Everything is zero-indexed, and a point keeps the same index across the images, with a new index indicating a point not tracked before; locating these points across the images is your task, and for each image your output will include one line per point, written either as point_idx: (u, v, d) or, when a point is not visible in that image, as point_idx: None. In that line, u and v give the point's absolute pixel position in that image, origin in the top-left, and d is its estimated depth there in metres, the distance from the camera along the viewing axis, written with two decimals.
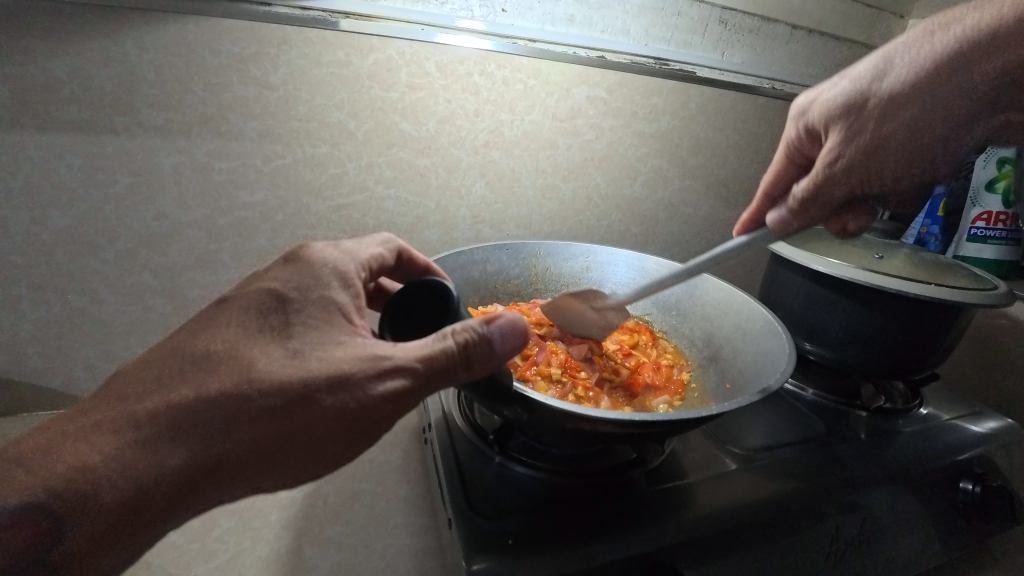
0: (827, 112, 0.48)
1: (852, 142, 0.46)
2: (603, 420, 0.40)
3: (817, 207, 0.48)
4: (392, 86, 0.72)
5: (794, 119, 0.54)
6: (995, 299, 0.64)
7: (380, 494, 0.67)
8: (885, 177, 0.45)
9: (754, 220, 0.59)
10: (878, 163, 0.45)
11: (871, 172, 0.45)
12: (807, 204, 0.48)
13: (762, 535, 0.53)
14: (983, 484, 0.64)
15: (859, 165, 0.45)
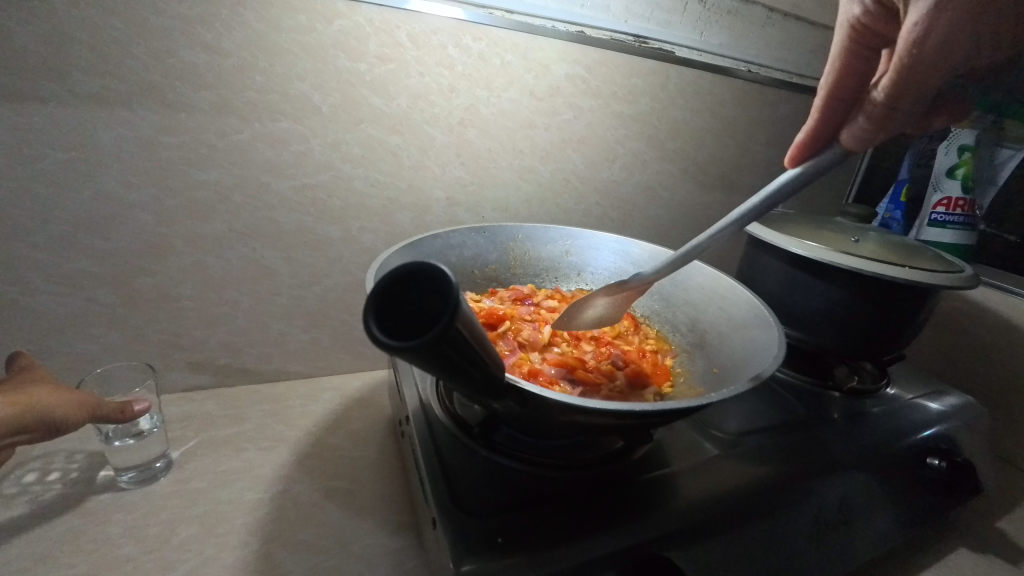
0: (915, 35, 0.38)
1: (925, 27, 0.38)
2: (602, 413, 0.38)
3: (898, 114, 0.43)
4: (361, 56, 0.67)
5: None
6: (964, 282, 0.65)
7: (355, 491, 0.63)
8: (938, 70, 0.40)
9: (812, 141, 0.50)
10: (940, 64, 0.39)
11: (947, 60, 0.39)
12: (886, 118, 0.44)
13: (749, 520, 0.53)
14: (949, 460, 0.66)
15: (928, 65, 0.39)
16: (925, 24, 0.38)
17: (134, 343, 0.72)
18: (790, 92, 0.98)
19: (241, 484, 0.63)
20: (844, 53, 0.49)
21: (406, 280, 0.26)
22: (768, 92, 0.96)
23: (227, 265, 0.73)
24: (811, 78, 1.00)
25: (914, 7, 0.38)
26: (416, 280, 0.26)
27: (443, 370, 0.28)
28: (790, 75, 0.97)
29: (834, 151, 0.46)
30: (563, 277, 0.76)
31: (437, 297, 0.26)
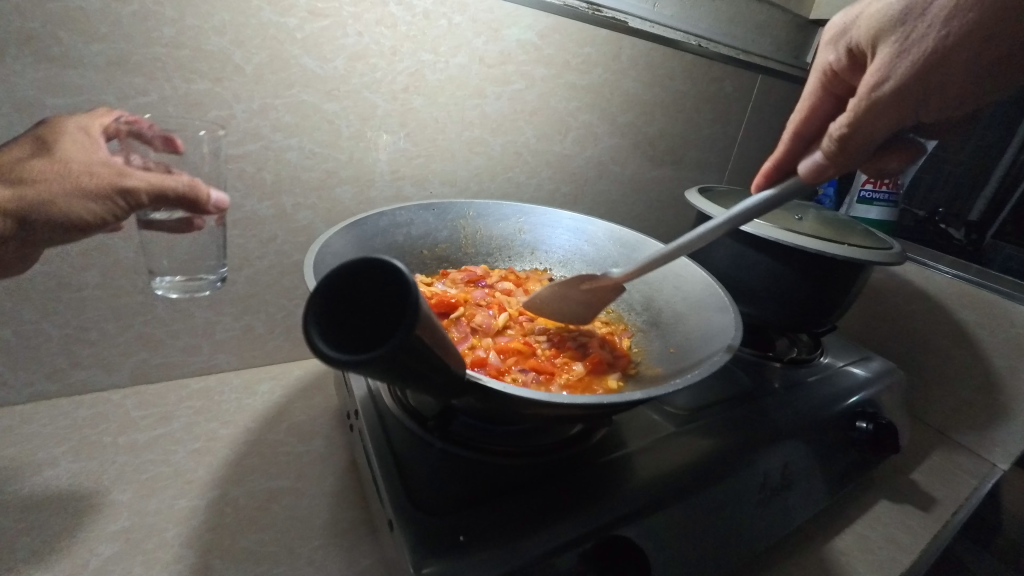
0: (888, 61, 0.38)
1: (896, 67, 0.38)
2: (568, 406, 0.37)
3: (854, 150, 0.41)
4: (289, 9, 0.59)
5: (830, 44, 0.47)
6: (893, 258, 0.69)
7: (302, 490, 0.59)
8: (931, 105, 0.38)
9: (777, 171, 0.52)
10: (933, 94, 0.37)
11: (931, 96, 0.37)
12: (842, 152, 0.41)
13: (705, 494, 0.54)
14: (875, 422, 0.72)
15: (921, 98, 0.38)
16: (889, 66, 0.38)
17: (29, 341, 0.62)
18: (736, 68, 0.99)
19: (171, 491, 0.57)
20: (812, 96, 0.49)
21: (353, 283, 0.24)
22: (715, 67, 0.96)
23: (139, 248, 0.64)
24: (755, 55, 1.01)
25: (882, 49, 0.39)
26: (365, 285, 0.24)
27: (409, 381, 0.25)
28: (736, 51, 0.98)
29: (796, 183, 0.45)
30: (516, 256, 0.73)
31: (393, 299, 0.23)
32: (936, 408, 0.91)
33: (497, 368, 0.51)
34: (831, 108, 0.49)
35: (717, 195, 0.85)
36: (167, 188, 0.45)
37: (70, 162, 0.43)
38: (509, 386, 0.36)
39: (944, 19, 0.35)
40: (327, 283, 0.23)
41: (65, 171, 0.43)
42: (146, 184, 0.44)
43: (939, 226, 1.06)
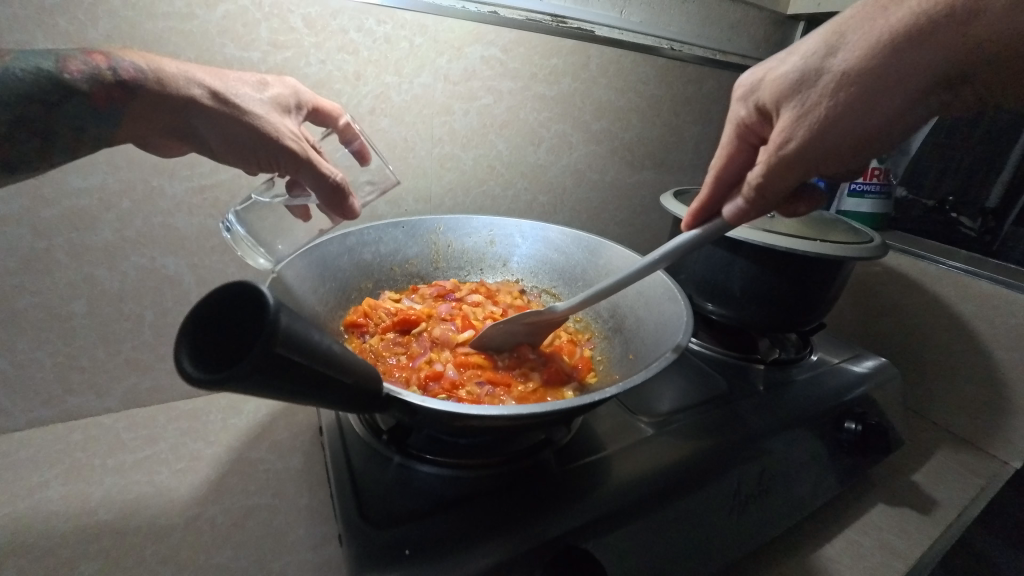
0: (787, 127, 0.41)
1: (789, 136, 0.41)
2: (492, 418, 0.37)
3: (772, 197, 0.44)
4: (251, 43, 0.62)
5: (741, 99, 0.48)
6: (872, 252, 0.67)
7: (277, 506, 0.61)
8: (825, 168, 0.41)
9: (705, 209, 0.52)
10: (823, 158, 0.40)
11: (832, 151, 0.40)
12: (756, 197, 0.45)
13: (672, 502, 0.53)
14: (864, 422, 0.69)
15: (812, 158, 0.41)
16: (790, 129, 0.41)
17: (25, 369, 0.66)
18: (713, 68, 0.99)
19: (153, 510, 0.59)
20: (729, 142, 0.49)
21: (222, 302, 0.23)
22: (691, 69, 0.96)
23: (123, 277, 0.67)
24: (732, 54, 1.00)
25: (783, 112, 0.41)
26: (233, 302, 0.23)
27: (294, 399, 0.25)
28: (712, 52, 0.97)
29: (720, 224, 0.49)
30: (488, 269, 0.74)
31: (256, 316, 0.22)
32: (940, 404, 0.88)
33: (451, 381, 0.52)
34: (747, 159, 0.49)
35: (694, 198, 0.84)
36: (323, 172, 0.50)
37: (260, 107, 0.50)
38: (429, 400, 0.36)
39: (832, 89, 0.38)
40: (196, 309, 0.22)
41: (254, 109, 0.49)
42: (311, 156, 0.50)
43: (948, 215, 1.00)
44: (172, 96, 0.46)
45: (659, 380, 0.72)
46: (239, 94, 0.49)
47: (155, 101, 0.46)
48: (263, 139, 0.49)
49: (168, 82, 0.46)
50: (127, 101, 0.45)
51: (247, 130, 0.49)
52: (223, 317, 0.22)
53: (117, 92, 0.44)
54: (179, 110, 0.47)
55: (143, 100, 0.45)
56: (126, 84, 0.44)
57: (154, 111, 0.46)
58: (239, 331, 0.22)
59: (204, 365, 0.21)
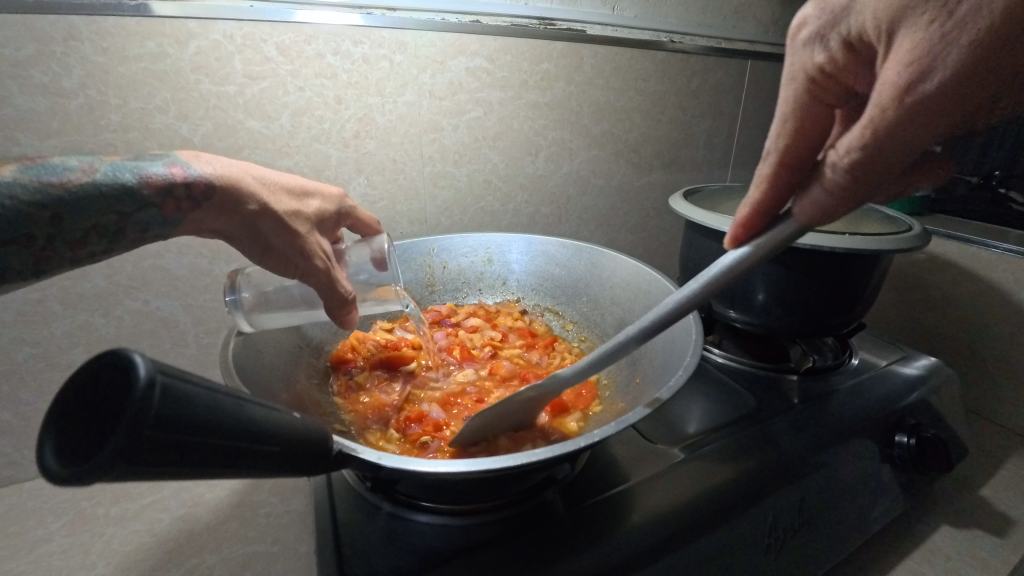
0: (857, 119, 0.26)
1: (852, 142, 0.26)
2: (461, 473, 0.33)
3: (874, 181, 0.27)
4: (226, 77, 0.61)
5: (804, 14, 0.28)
6: (910, 243, 0.60)
7: (276, 554, 0.57)
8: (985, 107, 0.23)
9: (761, 213, 0.34)
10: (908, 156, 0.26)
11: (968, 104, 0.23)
12: (853, 186, 0.28)
13: (692, 545, 0.47)
14: (917, 435, 0.61)
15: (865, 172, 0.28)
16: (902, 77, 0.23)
17: (30, 421, 0.66)
18: (719, 58, 0.93)
19: (150, 563, 0.57)
20: (794, 108, 0.30)
21: (97, 381, 0.20)
22: (694, 61, 0.90)
23: (118, 323, 0.66)
24: (738, 41, 0.95)
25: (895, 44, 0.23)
26: (105, 380, 0.20)
27: (199, 478, 0.22)
28: (715, 41, 0.92)
29: (792, 226, 0.32)
30: (487, 289, 0.70)
31: (124, 394, 0.19)
32: (1008, 404, 0.78)
33: (434, 423, 0.51)
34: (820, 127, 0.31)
35: (706, 197, 0.78)
36: (338, 290, 0.47)
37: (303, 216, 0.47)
38: (391, 456, 0.33)
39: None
40: (79, 380, 0.20)
41: (296, 224, 0.46)
42: (333, 272, 0.47)
43: (998, 190, 0.92)
44: (236, 209, 0.43)
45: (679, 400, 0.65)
46: (287, 206, 0.47)
47: (217, 211, 0.43)
48: (298, 254, 0.46)
49: (235, 195, 0.43)
50: (193, 210, 0.42)
51: (286, 245, 0.45)
52: (97, 398, 0.20)
53: (189, 203, 0.41)
54: (238, 221, 0.44)
55: (211, 209, 0.43)
56: (196, 194, 0.42)
57: (216, 220, 0.44)
58: (110, 411, 0.19)
59: (75, 456, 0.19)
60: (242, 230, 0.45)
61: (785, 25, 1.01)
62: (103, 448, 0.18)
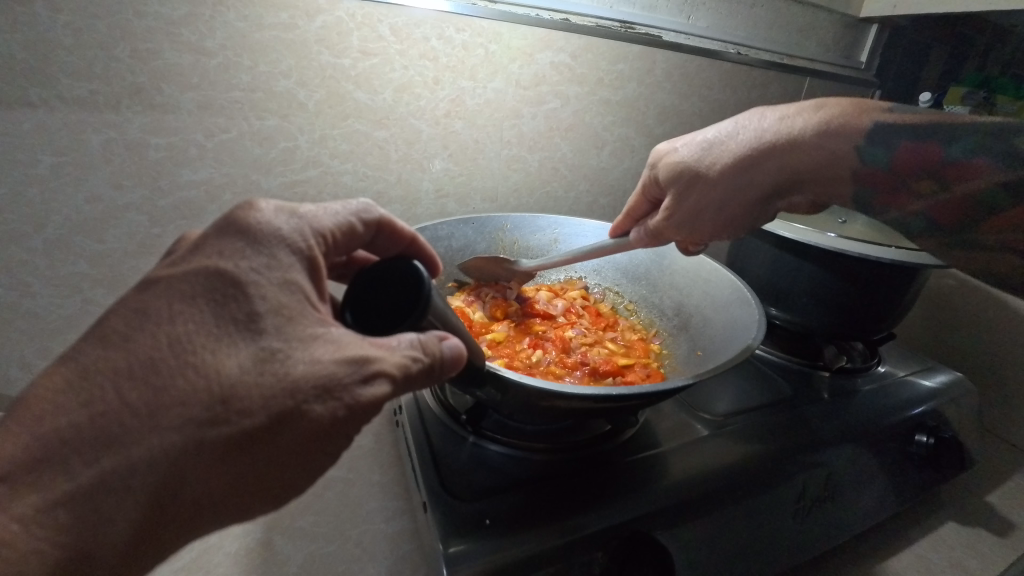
0: (673, 164, 0.56)
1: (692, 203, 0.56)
2: (578, 398, 0.41)
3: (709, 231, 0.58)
4: (343, 51, 0.67)
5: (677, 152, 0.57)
6: (950, 260, 0.65)
7: (353, 480, 0.64)
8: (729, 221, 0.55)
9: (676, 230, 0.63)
10: (715, 217, 0.55)
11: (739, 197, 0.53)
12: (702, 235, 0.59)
13: (734, 498, 0.53)
14: (936, 436, 0.67)
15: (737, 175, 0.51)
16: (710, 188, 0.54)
17: None
18: (780, 72, 0.98)
19: None
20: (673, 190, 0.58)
21: (388, 275, 0.39)
22: (756, 73, 0.95)
23: None
24: (800, 58, 1.00)
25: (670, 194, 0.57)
26: (394, 273, 0.39)
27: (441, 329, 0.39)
28: (779, 56, 0.97)
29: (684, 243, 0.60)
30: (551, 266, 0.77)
31: (413, 295, 0.38)
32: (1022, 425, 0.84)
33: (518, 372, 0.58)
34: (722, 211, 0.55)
35: None
36: None
37: None
38: (522, 379, 0.42)
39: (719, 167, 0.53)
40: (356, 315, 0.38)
41: (269, 252, 0.33)
42: None
43: None
44: (182, 493, 0.30)
45: (719, 383, 0.72)
46: (296, 210, 0.36)
47: (105, 499, 0.29)
48: (313, 444, 0.32)
49: (272, 389, 0.30)
50: (188, 526, 0.31)
51: (302, 444, 0.31)
52: (416, 339, 0.35)
53: (97, 470, 0.28)
54: (120, 413, 0.29)
55: (151, 489, 0.29)
56: (236, 407, 0.30)
57: (136, 486, 0.29)
58: (403, 301, 0.38)
59: (372, 329, 0.37)
60: (145, 413, 0.29)
61: (845, 46, 1.06)
62: (398, 324, 0.37)
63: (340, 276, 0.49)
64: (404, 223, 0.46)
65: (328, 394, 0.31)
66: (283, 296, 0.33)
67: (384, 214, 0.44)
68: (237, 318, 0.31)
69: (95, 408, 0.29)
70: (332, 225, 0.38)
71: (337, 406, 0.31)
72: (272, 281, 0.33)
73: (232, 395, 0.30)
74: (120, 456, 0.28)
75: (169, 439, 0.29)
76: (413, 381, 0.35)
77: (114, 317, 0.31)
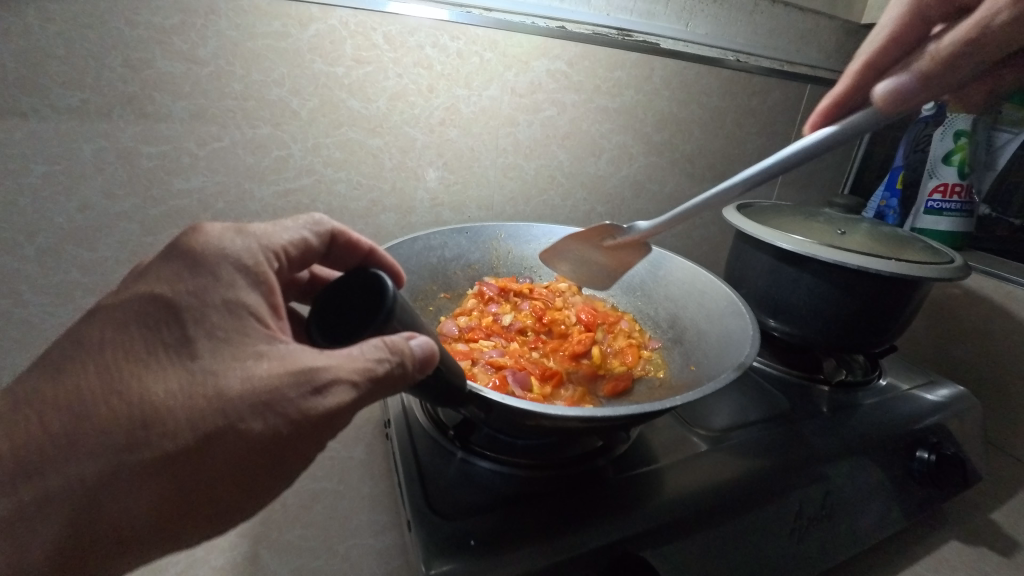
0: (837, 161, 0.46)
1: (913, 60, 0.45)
2: (564, 418, 0.40)
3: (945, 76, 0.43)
4: (337, 59, 0.67)
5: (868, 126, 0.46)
6: (950, 274, 0.63)
7: (342, 492, 0.64)
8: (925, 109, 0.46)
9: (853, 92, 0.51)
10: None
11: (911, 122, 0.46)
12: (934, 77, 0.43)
13: (729, 517, 0.52)
14: (937, 453, 0.65)
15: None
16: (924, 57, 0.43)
17: None
18: (780, 79, 0.97)
19: None
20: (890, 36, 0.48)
21: (349, 286, 0.38)
22: (756, 80, 0.94)
23: None
24: (800, 65, 0.99)
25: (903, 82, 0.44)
26: (355, 282, 0.38)
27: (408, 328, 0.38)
28: (779, 63, 0.96)
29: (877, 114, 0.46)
30: (545, 276, 0.77)
31: (376, 300, 0.36)
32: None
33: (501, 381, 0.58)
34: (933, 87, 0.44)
35: (756, 211, 0.83)
36: None
37: None
38: (506, 398, 0.41)
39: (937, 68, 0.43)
40: (322, 331, 0.37)
41: (210, 273, 0.33)
42: None
43: None
44: (108, 518, 0.29)
45: (716, 397, 0.71)
46: (243, 227, 0.37)
47: (27, 526, 0.28)
48: (253, 459, 0.31)
49: (203, 409, 0.30)
50: (122, 550, 0.30)
51: (239, 462, 0.31)
52: (381, 340, 0.33)
53: (15, 500, 0.27)
54: (40, 442, 0.28)
55: (73, 516, 0.28)
56: (157, 430, 0.29)
57: (60, 511, 0.28)
58: (364, 307, 0.37)
59: (339, 338, 0.36)
60: (66, 440, 0.28)
61: (845, 53, 1.05)
62: (366, 328, 0.36)
63: (302, 294, 0.50)
64: (357, 232, 0.48)
65: (267, 410, 0.30)
66: (222, 318, 0.32)
67: (336, 225, 0.46)
68: (169, 342, 0.31)
69: (11, 438, 0.28)
70: (284, 241, 0.40)
71: (278, 422, 0.31)
72: (211, 302, 0.32)
73: (153, 418, 0.29)
74: (39, 485, 0.28)
75: (92, 464, 0.28)
76: (375, 390, 0.33)
77: (48, 348, 0.31)
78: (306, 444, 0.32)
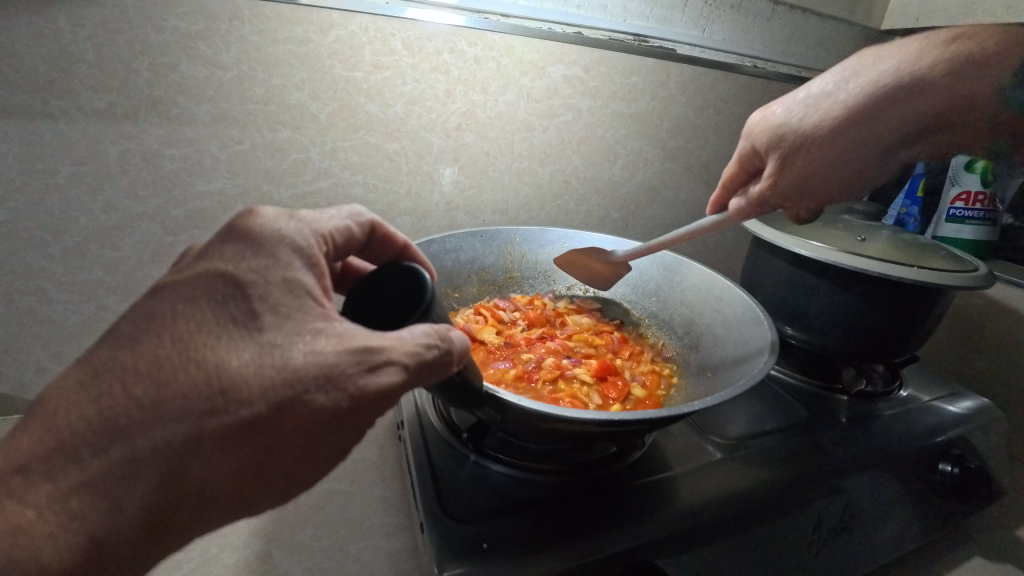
0: (771, 128, 0.51)
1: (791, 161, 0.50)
2: (580, 421, 0.40)
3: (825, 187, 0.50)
4: (356, 64, 0.68)
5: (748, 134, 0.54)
6: (975, 282, 0.62)
7: (354, 493, 0.64)
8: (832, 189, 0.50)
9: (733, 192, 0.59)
10: (826, 180, 0.49)
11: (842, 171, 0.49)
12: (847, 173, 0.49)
13: (747, 527, 0.51)
14: (961, 465, 0.63)
15: (867, 120, 0.46)
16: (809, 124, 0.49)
17: None
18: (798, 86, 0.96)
19: None
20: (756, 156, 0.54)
21: (387, 280, 0.38)
22: (773, 87, 0.94)
23: None
24: (818, 72, 0.98)
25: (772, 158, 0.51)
26: (393, 277, 0.38)
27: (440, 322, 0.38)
28: (796, 69, 0.96)
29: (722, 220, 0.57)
30: (559, 280, 0.77)
31: (414, 293, 0.37)
32: None
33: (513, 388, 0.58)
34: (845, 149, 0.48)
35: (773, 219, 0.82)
36: None
37: None
38: (523, 400, 0.41)
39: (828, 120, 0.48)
40: (370, 316, 0.38)
41: (270, 253, 0.34)
42: None
43: None
44: (189, 483, 0.29)
45: (731, 405, 0.70)
46: (294, 213, 0.37)
47: (112, 491, 0.28)
48: (316, 434, 0.31)
49: (273, 379, 0.30)
50: (195, 518, 0.31)
51: (306, 434, 0.31)
52: (430, 328, 0.34)
53: (105, 462, 0.28)
54: (125, 408, 0.28)
55: (160, 479, 0.29)
56: (234, 397, 0.29)
57: (144, 476, 0.28)
58: (406, 302, 0.38)
59: (379, 325, 0.37)
60: (150, 407, 0.28)
61: None
62: (403, 320, 0.36)
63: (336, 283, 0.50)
64: (393, 227, 0.48)
65: (330, 383, 0.30)
66: (280, 293, 0.32)
67: (375, 217, 0.46)
68: (237, 317, 0.31)
69: (103, 404, 0.29)
70: (330, 226, 0.40)
71: (341, 397, 0.31)
72: (273, 280, 0.33)
73: (230, 386, 0.29)
74: (124, 450, 0.28)
75: (173, 430, 0.28)
76: (427, 372, 0.33)
77: (123, 321, 0.31)
78: (363, 419, 0.32)
